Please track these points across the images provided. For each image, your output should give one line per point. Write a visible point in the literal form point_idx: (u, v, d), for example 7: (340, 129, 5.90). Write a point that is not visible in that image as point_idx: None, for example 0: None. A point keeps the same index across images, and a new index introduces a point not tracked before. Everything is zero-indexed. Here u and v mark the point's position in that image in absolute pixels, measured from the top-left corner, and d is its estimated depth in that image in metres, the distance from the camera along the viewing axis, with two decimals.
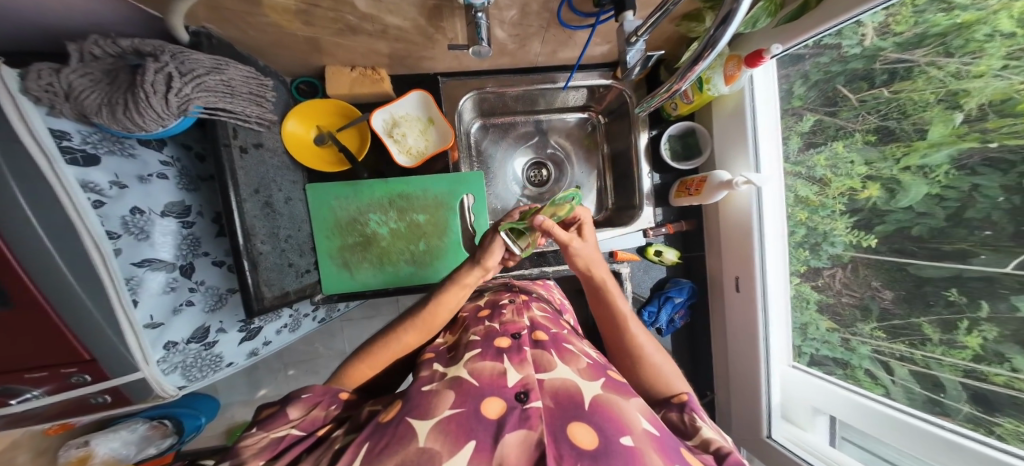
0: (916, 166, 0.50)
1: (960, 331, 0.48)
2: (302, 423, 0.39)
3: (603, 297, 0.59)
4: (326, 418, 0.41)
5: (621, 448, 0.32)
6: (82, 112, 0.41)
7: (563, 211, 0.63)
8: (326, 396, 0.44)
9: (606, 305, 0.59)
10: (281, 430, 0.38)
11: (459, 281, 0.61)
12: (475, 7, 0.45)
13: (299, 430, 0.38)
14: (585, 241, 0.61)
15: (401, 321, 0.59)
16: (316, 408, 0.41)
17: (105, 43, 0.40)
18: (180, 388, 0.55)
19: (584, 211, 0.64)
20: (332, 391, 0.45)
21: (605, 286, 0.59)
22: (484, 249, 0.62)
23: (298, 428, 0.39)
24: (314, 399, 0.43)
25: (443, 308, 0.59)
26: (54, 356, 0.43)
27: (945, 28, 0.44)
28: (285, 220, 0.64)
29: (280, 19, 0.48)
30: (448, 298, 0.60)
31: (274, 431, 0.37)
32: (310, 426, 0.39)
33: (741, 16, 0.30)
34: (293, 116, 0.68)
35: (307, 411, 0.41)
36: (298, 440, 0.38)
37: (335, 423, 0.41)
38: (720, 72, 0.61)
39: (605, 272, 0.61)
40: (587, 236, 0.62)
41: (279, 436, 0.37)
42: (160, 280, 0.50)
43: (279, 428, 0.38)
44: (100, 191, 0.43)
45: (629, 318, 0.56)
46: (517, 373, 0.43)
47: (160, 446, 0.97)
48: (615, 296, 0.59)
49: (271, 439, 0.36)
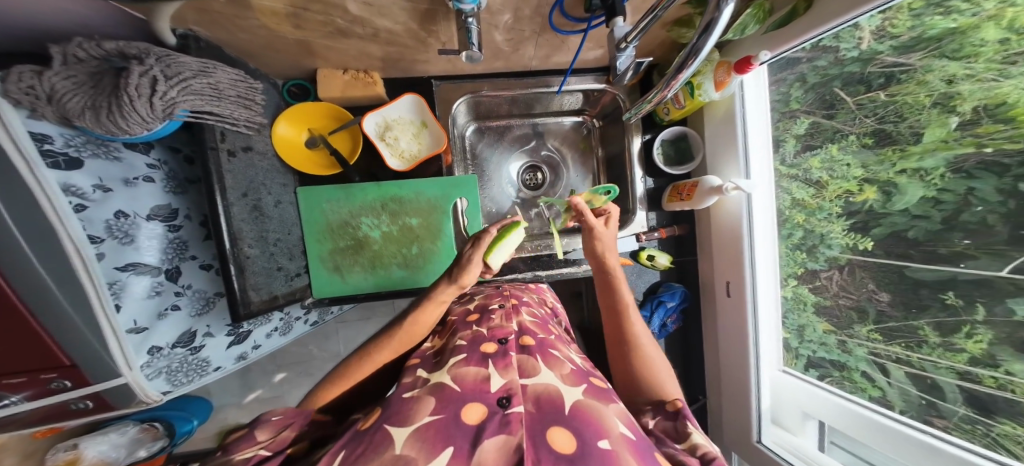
0: (913, 169, 0.50)
1: (961, 336, 0.47)
2: (269, 443, 0.37)
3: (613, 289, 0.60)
4: (294, 439, 0.40)
5: (598, 451, 0.32)
6: (64, 115, 0.40)
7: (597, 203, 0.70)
8: (298, 418, 0.42)
9: (614, 296, 0.60)
10: (248, 452, 0.35)
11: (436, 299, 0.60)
12: (465, 12, 0.45)
13: (266, 450, 0.36)
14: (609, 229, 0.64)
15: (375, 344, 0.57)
16: (285, 431, 0.39)
17: (89, 45, 0.40)
18: (165, 393, 0.54)
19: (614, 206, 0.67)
20: (304, 413, 0.44)
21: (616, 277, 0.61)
22: (461, 267, 0.60)
23: (266, 449, 0.36)
24: (284, 421, 0.41)
25: (422, 319, 0.59)
26: (34, 362, 0.43)
27: (942, 32, 0.44)
28: (274, 224, 0.64)
29: (271, 21, 0.48)
30: (425, 316, 0.59)
31: (241, 453, 0.35)
32: (277, 446, 0.37)
33: (724, 24, 0.31)
34: (283, 118, 0.67)
35: (275, 433, 0.39)
36: (267, 458, 0.35)
37: (305, 444, 0.39)
38: (710, 78, 0.62)
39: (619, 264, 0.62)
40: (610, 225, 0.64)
41: (244, 458, 0.34)
42: (144, 284, 0.49)
43: (243, 451, 0.35)
44: (83, 194, 0.43)
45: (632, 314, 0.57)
46: (501, 378, 0.43)
47: (151, 448, 0.95)
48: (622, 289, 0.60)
49: (237, 461, 0.34)
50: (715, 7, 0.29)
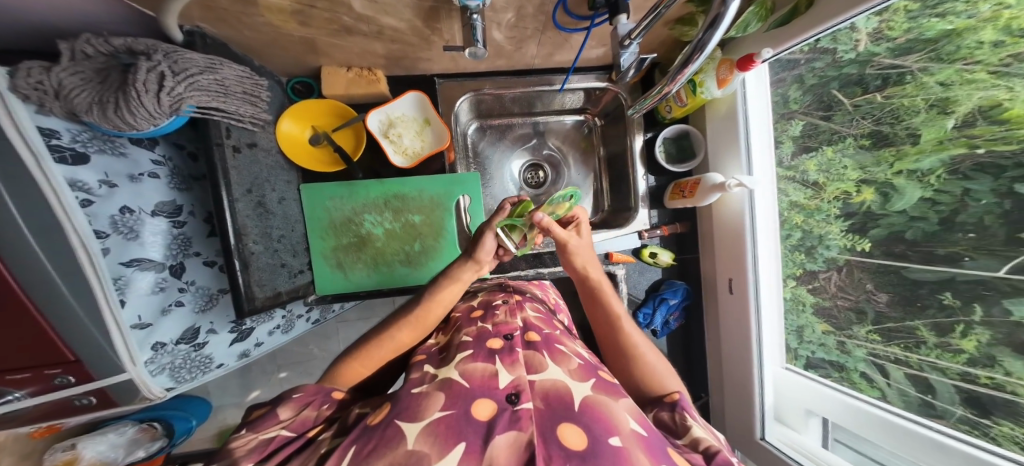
0: (908, 170, 0.50)
1: (956, 335, 0.48)
2: (291, 424, 0.39)
3: (597, 295, 0.59)
4: (317, 418, 0.41)
5: (610, 449, 0.32)
6: (72, 111, 0.40)
7: (561, 210, 0.63)
8: (319, 395, 0.44)
9: (601, 303, 0.59)
10: (269, 432, 0.37)
11: (454, 276, 0.62)
12: (470, 9, 0.45)
13: (288, 431, 0.38)
14: (582, 238, 0.62)
15: (388, 325, 0.57)
16: (307, 409, 0.41)
17: (97, 42, 0.40)
18: (168, 390, 0.54)
19: (581, 210, 0.64)
20: (325, 390, 0.45)
21: (600, 287, 0.60)
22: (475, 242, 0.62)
23: (288, 429, 0.38)
24: (305, 399, 0.42)
25: (433, 305, 0.59)
26: (41, 357, 0.43)
27: (937, 34, 0.44)
28: (278, 220, 0.63)
29: (275, 19, 0.48)
30: (440, 301, 0.60)
31: (263, 432, 0.37)
32: (299, 428, 0.39)
33: (729, 19, 0.31)
34: (287, 116, 0.67)
35: (298, 411, 0.40)
36: (288, 442, 0.37)
37: (325, 424, 0.40)
38: (712, 76, 0.62)
39: (599, 272, 0.61)
40: (583, 233, 0.63)
41: (268, 437, 0.36)
42: (149, 280, 0.49)
43: (268, 429, 0.37)
44: (89, 189, 0.43)
45: (623, 318, 0.56)
46: (508, 374, 0.43)
47: (150, 448, 0.95)
48: (609, 298, 0.59)
49: (260, 441, 0.36)
50: (720, 3, 0.30)
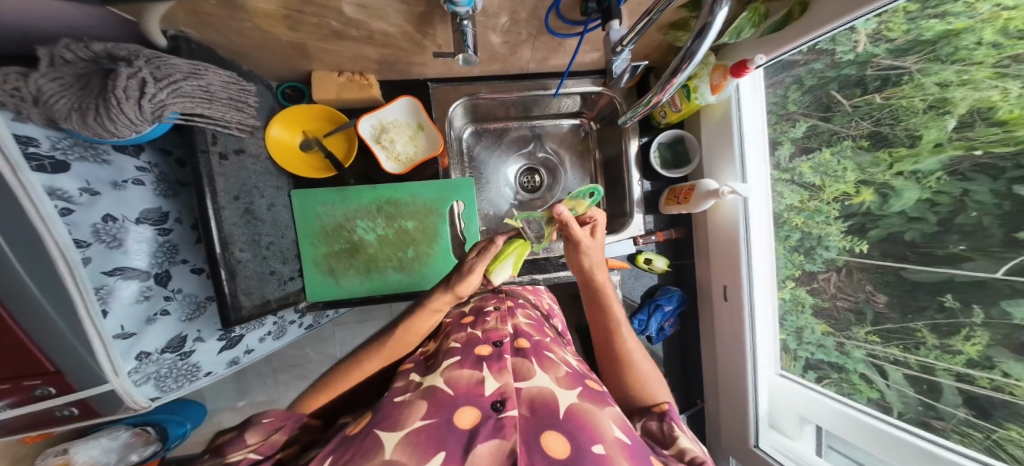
0: (908, 172, 0.50)
1: (958, 338, 0.47)
2: (260, 446, 0.37)
3: (598, 299, 0.58)
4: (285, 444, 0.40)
5: (593, 456, 0.31)
6: (51, 117, 0.40)
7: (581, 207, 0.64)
8: (290, 420, 0.42)
9: (601, 307, 0.58)
10: (235, 455, 0.35)
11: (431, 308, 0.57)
12: (460, 14, 0.45)
13: (255, 454, 0.36)
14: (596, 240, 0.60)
15: (367, 350, 0.57)
16: (276, 433, 0.39)
17: (77, 47, 0.38)
18: (152, 399, 0.53)
19: (599, 213, 0.63)
20: (295, 416, 0.43)
21: (604, 290, 0.58)
22: (460, 276, 0.57)
23: (256, 452, 0.36)
24: (275, 423, 0.41)
25: (417, 326, 0.57)
26: (19, 368, 0.42)
27: (936, 34, 0.44)
28: (267, 227, 0.63)
29: (264, 23, 0.48)
30: (420, 325, 0.57)
31: (229, 456, 0.35)
32: (267, 450, 0.37)
33: (718, 28, 0.31)
34: (276, 122, 0.67)
35: (266, 436, 0.38)
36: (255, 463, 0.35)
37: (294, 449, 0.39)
38: (706, 81, 0.62)
39: (606, 276, 0.59)
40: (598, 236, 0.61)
41: (233, 461, 0.34)
42: (133, 289, 0.48)
43: (233, 453, 0.36)
44: (69, 197, 0.42)
45: (622, 327, 0.55)
46: (495, 381, 0.42)
47: (143, 453, 0.93)
48: (612, 301, 0.58)
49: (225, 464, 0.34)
50: (709, 11, 0.29)
